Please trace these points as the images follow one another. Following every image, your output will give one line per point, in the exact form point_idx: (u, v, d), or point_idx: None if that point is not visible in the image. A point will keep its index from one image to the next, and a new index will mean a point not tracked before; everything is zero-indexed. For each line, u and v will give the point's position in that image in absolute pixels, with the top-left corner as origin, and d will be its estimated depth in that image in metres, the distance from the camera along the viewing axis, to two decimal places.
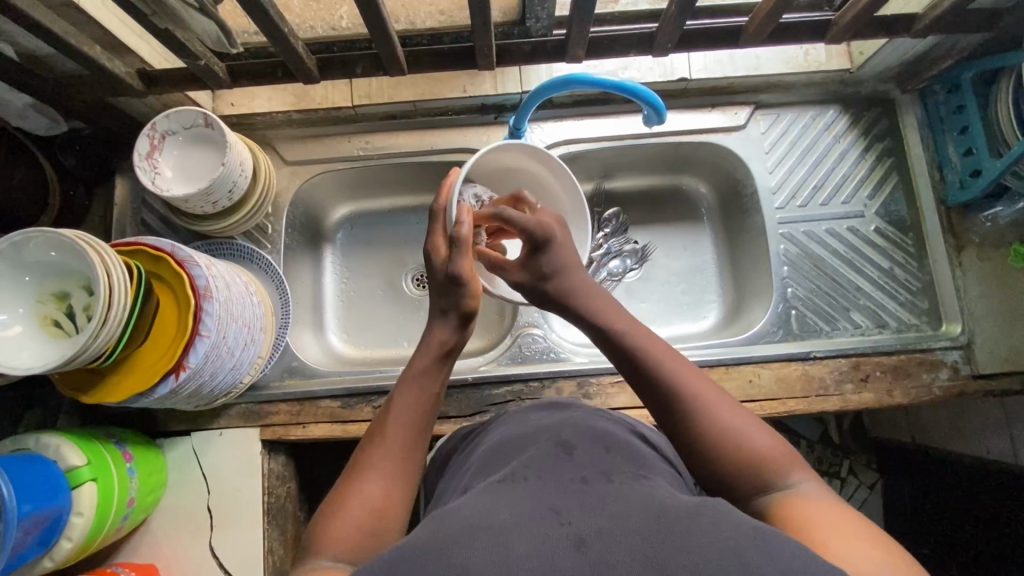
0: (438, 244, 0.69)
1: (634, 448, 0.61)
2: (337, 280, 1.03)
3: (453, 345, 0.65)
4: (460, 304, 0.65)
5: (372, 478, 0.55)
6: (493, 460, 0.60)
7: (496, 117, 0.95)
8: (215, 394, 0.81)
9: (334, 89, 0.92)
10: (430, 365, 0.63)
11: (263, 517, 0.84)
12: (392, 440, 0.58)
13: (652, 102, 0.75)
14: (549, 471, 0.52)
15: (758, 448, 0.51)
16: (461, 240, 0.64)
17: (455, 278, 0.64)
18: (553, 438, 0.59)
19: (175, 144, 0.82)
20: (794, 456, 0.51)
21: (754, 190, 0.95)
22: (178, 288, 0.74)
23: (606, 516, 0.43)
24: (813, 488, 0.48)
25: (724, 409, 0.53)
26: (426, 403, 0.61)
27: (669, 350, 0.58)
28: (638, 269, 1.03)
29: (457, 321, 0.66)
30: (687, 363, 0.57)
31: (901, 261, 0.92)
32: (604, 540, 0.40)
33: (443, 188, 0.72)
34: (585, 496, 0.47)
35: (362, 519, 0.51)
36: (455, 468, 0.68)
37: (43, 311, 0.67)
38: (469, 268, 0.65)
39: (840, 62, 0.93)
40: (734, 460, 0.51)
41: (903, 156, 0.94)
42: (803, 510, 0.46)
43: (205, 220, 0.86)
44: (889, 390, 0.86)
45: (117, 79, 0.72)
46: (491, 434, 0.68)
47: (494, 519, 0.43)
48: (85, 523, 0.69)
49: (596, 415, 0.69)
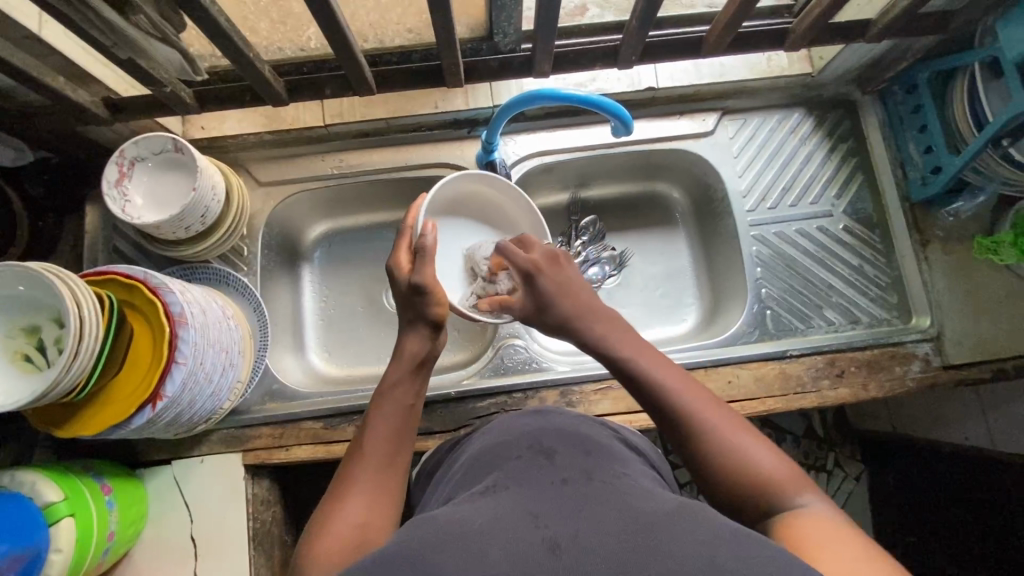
0: (402, 259, 0.70)
1: (615, 450, 0.62)
2: (316, 299, 1.03)
3: (425, 355, 0.66)
4: (426, 313, 0.66)
5: (354, 495, 0.55)
6: (475, 468, 0.60)
7: (469, 131, 0.95)
8: (195, 420, 0.80)
9: (305, 110, 0.93)
10: (403, 376, 0.64)
11: (248, 543, 0.83)
12: (372, 456, 0.58)
13: (619, 113, 0.76)
14: (529, 476, 0.53)
15: (768, 468, 0.52)
16: (425, 249, 0.67)
17: (418, 288, 0.65)
18: (533, 445, 0.60)
19: (144, 170, 0.81)
20: (802, 476, 0.52)
21: (725, 194, 0.97)
22: (151, 315, 0.73)
23: (582, 520, 0.43)
24: (820, 509, 0.49)
25: (732, 431, 0.55)
26: (402, 413, 0.62)
27: (677, 376, 0.59)
28: (616, 275, 1.04)
29: (427, 329, 0.67)
30: (695, 389, 0.58)
31: (870, 258, 0.95)
32: (579, 545, 0.40)
33: (409, 209, 0.74)
34: (564, 498, 0.47)
35: (346, 534, 0.51)
36: (438, 478, 0.68)
37: (12, 346, 0.66)
38: (432, 276, 0.66)
39: (801, 67, 0.95)
40: (746, 484, 0.52)
41: (866, 156, 0.97)
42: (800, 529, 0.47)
43: (178, 245, 0.85)
44: (864, 384, 0.87)
45: (80, 108, 0.72)
46: (475, 443, 0.68)
47: (471, 526, 0.44)
48: (64, 560, 0.67)
49: (578, 419, 0.69)
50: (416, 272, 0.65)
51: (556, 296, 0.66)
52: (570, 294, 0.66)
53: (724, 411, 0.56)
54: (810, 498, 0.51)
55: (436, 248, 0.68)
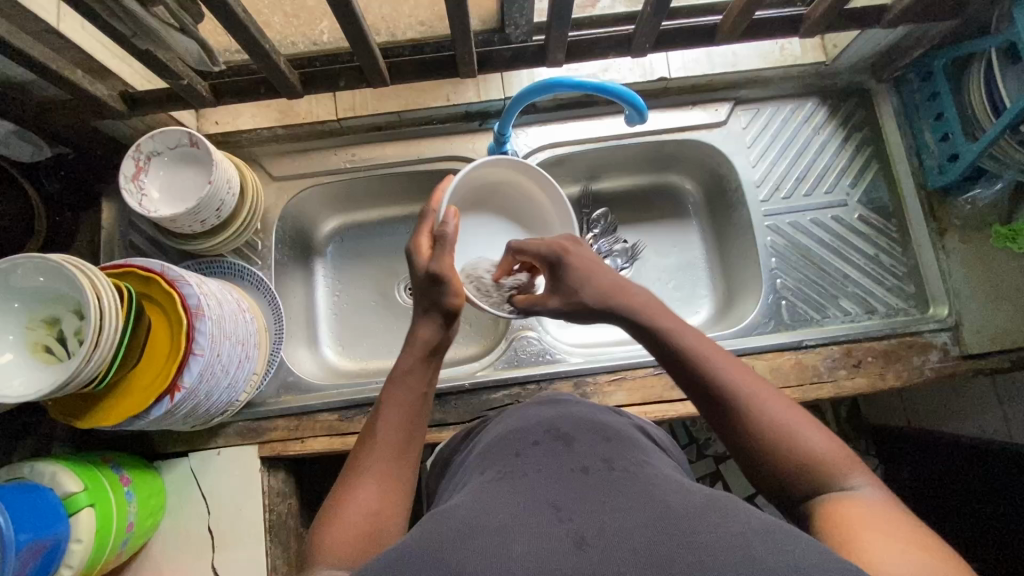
0: (422, 243, 0.69)
1: (634, 437, 0.62)
2: (329, 294, 1.03)
3: (440, 342, 0.65)
4: (441, 302, 0.65)
5: (367, 482, 0.55)
6: (490, 454, 0.60)
7: (480, 124, 0.95)
8: (212, 413, 0.80)
9: (318, 104, 0.92)
10: (415, 365, 0.63)
11: (265, 535, 0.84)
12: (385, 443, 0.58)
13: (633, 101, 0.76)
14: (548, 463, 0.53)
15: (818, 448, 0.50)
16: (445, 238, 0.66)
17: (435, 276, 0.64)
18: (550, 431, 0.60)
19: (161, 164, 0.82)
20: (851, 455, 0.51)
21: (738, 184, 0.97)
22: (168, 307, 0.74)
23: (607, 513, 0.43)
24: (870, 491, 0.48)
25: (780, 411, 0.52)
26: (415, 402, 0.61)
27: (717, 351, 0.56)
28: (629, 268, 1.03)
29: (440, 319, 0.65)
30: (737, 366, 0.55)
31: (885, 248, 0.94)
32: (605, 538, 0.40)
33: (434, 193, 0.74)
34: (586, 490, 0.47)
35: (359, 524, 0.52)
36: (456, 465, 0.68)
37: (34, 337, 0.66)
38: (449, 266, 0.65)
39: (815, 55, 0.94)
40: (796, 466, 0.50)
41: (882, 144, 0.96)
42: (851, 515, 0.46)
43: (193, 239, 0.86)
44: (881, 374, 0.87)
45: (99, 102, 0.72)
46: (493, 430, 0.67)
47: (494, 520, 0.43)
48: (84, 549, 0.69)
49: (594, 408, 0.69)
50: (435, 260, 0.65)
51: (580, 277, 0.65)
52: (593, 277, 0.64)
53: (767, 388, 0.54)
54: (860, 480, 0.49)
55: (455, 238, 0.67)
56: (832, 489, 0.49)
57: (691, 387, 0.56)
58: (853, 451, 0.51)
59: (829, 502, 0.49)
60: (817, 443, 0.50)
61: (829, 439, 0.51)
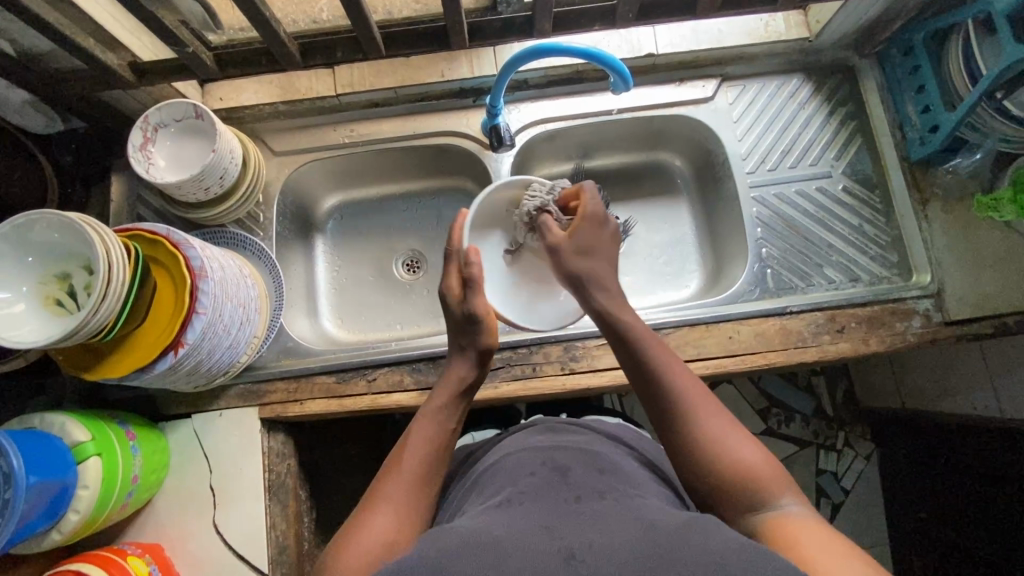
0: (452, 284, 0.74)
1: (626, 467, 0.67)
2: (329, 268, 1.07)
3: (471, 382, 0.70)
4: (477, 342, 0.71)
5: (385, 507, 0.57)
6: (492, 481, 0.65)
7: (474, 100, 0.99)
8: (214, 372, 0.84)
9: (317, 80, 0.96)
10: (447, 402, 0.67)
11: (264, 493, 0.87)
12: (408, 472, 0.60)
13: (619, 69, 0.80)
14: (543, 492, 0.57)
15: (753, 464, 0.56)
16: (473, 279, 0.72)
17: (472, 316, 0.71)
18: (547, 462, 0.64)
19: (168, 135, 0.86)
20: (789, 480, 0.56)
21: (725, 157, 0.99)
22: (173, 268, 0.77)
23: (594, 532, 0.49)
24: (799, 512, 0.53)
25: (723, 427, 0.59)
26: (443, 438, 0.65)
27: (674, 364, 0.64)
28: (620, 244, 1.07)
29: (474, 357, 0.71)
30: (693, 383, 0.63)
31: (869, 218, 0.96)
32: (593, 553, 0.46)
33: (453, 232, 0.77)
34: (574, 514, 0.52)
35: (375, 548, 0.54)
36: (452, 492, 0.75)
37: (45, 291, 0.70)
38: (485, 306, 0.71)
39: (799, 32, 0.97)
40: (736, 477, 0.56)
41: (866, 118, 0.98)
42: (791, 531, 0.51)
43: (198, 208, 0.90)
44: (865, 339, 0.89)
45: (109, 70, 0.77)
46: (493, 458, 0.74)
47: (491, 534, 0.49)
48: (90, 496, 0.72)
49: (597, 439, 0.75)
50: (469, 302, 0.71)
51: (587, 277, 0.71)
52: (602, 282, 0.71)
53: (716, 408, 0.61)
54: (789, 501, 0.54)
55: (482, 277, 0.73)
56: (767, 506, 0.54)
57: (647, 393, 0.64)
58: (791, 476, 0.56)
59: (758, 517, 0.54)
60: (754, 459, 0.56)
61: (766, 456, 0.57)
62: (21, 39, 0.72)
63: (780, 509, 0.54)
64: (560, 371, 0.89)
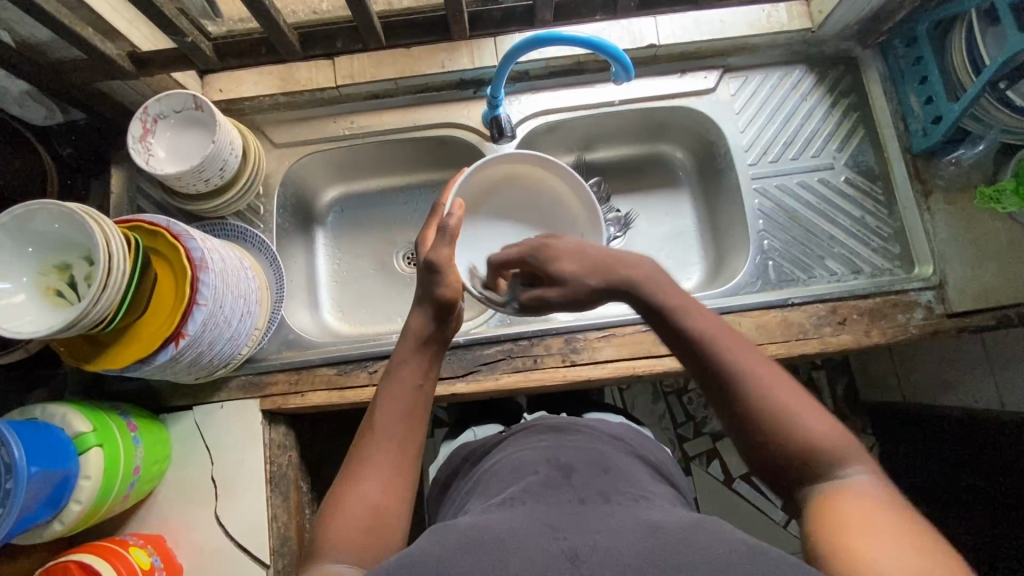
0: (428, 234, 0.73)
1: (629, 466, 0.67)
2: (329, 262, 1.06)
3: (434, 332, 0.66)
4: (435, 294, 0.65)
5: (372, 476, 0.57)
6: (494, 482, 0.65)
7: (475, 91, 0.98)
8: (215, 364, 0.84)
9: (317, 70, 0.95)
10: (410, 354, 0.64)
11: (266, 485, 0.87)
12: (385, 437, 0.60)
13: (620, 59, 0.79)
14: (548, 494, 0.57)
15: (818, 435, 0.54)
16: (447, 230, 0.65)
17: (432, 265, 0.65)
18: (551, 462, 0.65)
19: (167, 126, 0.86)
20: (855, 444, 0.54)
21: (728, 149, 0.99)
22: (173, 258, 0.77)
23: (599, 534, 0.49)
24: (864, 478, 0.52)
25: (788, 396, 0.55)
26: (416, 396, 0.63)
27: (726, 335, 0.58)
28: (621, 237, 1.06)
29: (432, 311, 0.66)
30: (751, 355, 0.57)
31: (872, 210, 0.95)
32: (596, 555, 0.45)
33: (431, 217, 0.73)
34: (579, 515, 0.52)
35: (363, 519, 0.55)
36: (455, 495, 0.75)
37: (45, 281, 0.70)
38: (446, 255, 0.65)
39: (801, 22, 0.96)
40: (804, 450, 0.53)
41: (869, 110, 0.98)
42: (848, 509, 0.49)
43: (197, 200, 0.89)
44: (866, 331, 0.88)
45: (109, 60, 0.77)
46: (497, 456, 0.74)
47: (491, 534, 0.49)
48: (92, 487, 0.72)
49: (597, 438, 0.75)
50: (432, 249, 0.66)
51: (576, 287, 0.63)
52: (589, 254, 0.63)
53: (779, 379, 0.56)
54: (855, 468, 0.53)
55: (459, 232, 0.66)
56: (831, 476, 0.53)
57: (704, 373, 0.58)
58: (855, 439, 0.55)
59: (823, 489, 0.52)
60: (822, 428, 0.54)
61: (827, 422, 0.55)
62: (20, 29, 0.72)
63: (845, 478, 0.52)
64: (561, 363, 0.89)
